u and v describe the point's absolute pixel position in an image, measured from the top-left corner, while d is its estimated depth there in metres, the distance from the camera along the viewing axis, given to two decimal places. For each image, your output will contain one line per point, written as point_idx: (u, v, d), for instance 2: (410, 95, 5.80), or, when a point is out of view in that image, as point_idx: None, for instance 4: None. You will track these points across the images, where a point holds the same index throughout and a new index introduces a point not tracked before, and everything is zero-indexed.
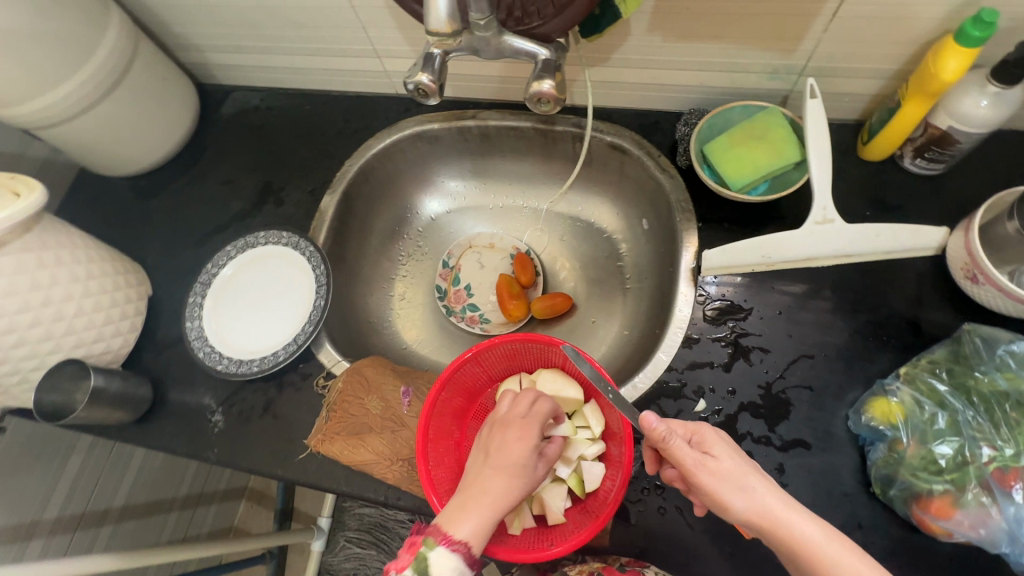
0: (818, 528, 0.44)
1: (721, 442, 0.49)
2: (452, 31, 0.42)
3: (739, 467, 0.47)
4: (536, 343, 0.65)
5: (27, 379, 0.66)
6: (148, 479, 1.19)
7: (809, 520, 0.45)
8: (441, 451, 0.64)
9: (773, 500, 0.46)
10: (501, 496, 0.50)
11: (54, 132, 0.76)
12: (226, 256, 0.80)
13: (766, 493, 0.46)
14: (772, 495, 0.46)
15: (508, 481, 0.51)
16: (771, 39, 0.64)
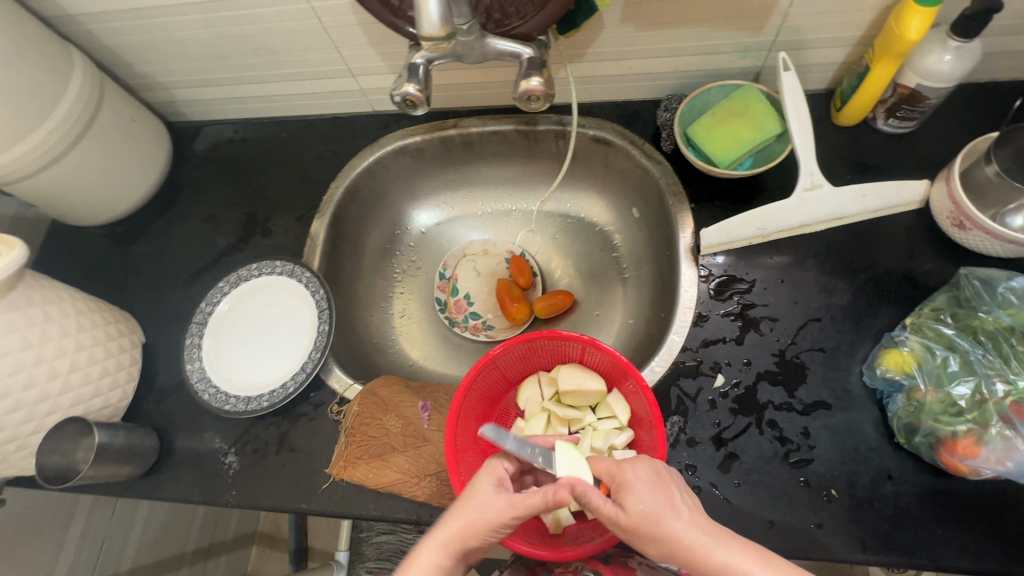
0: (742, 551, 0.44)
1: (638, 481, 0.48)
2: (446, 35, 0.43)
3: (654, 502, 0.47)
4: (552, 340, 0.65)
5: (26, 444, 0.63)
6: (154, 537, 1.14)
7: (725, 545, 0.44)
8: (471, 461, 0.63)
9: (691, 534, 0.45)
10: (460, 529, 0.49)
11: (25, 185, 0.73)
12: (220, 293, 0.77)
13: (682, 530, 0.45)
14: (686, 526, 0.45)
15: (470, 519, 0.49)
16: (740, 19, 0.66)
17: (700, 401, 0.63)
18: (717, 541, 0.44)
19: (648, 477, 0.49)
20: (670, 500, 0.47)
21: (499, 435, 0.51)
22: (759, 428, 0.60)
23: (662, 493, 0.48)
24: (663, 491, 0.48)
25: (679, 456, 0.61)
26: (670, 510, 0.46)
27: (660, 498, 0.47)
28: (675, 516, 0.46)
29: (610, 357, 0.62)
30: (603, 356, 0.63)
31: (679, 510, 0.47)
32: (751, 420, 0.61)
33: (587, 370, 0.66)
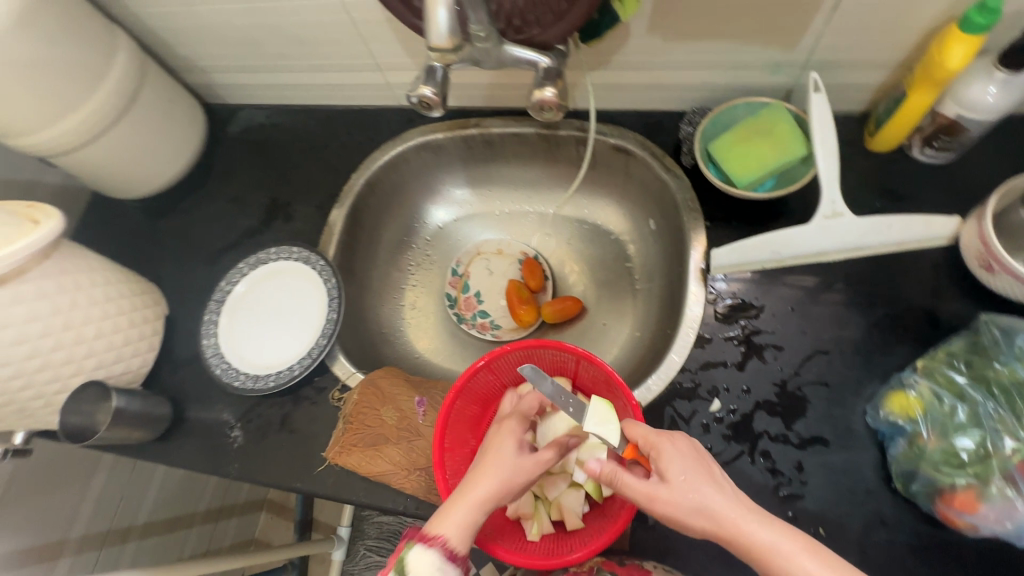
0: (788, 535, 0.44)
1: (678, 454, 0.49)
2: (453, 45, 0.47)
3: (697, 479, 0.47)
4: (549, 349, 0.65)
5: (52, 401, 0.67)
6: (169, 494, 1.20)
7: (770, 524, 0.45)
8: (460, 460, 0.65)
9: (729, 510, 0.45)
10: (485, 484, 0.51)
11: (68, 159, 0.77)
12: (239, 273, 0.81)
13: (724, 505, 0.46)
14: (725, 500, 0.46)
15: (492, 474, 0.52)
16: (773, 35, 0.64)
17: (693, 424, 0.62)
18: (761, 521, 0.45)
19: (686, 452, 0.50)
20: (707, 476, 0.48)
21: (537, 377, 0.53)
22: (752, 457, 0.59)
23: (702, 469, 0.48)
24: (703, 467, 0.48)
25: None
26: (711, 484, 0.47)
27: (699, 472, 0.48)
28: (717, 491, 0.47)
29: (604, 371, 0.62)
30: (598, 370, 0.63)
31: (719, 485, 0.47)
32: (744, 448, 0.60)
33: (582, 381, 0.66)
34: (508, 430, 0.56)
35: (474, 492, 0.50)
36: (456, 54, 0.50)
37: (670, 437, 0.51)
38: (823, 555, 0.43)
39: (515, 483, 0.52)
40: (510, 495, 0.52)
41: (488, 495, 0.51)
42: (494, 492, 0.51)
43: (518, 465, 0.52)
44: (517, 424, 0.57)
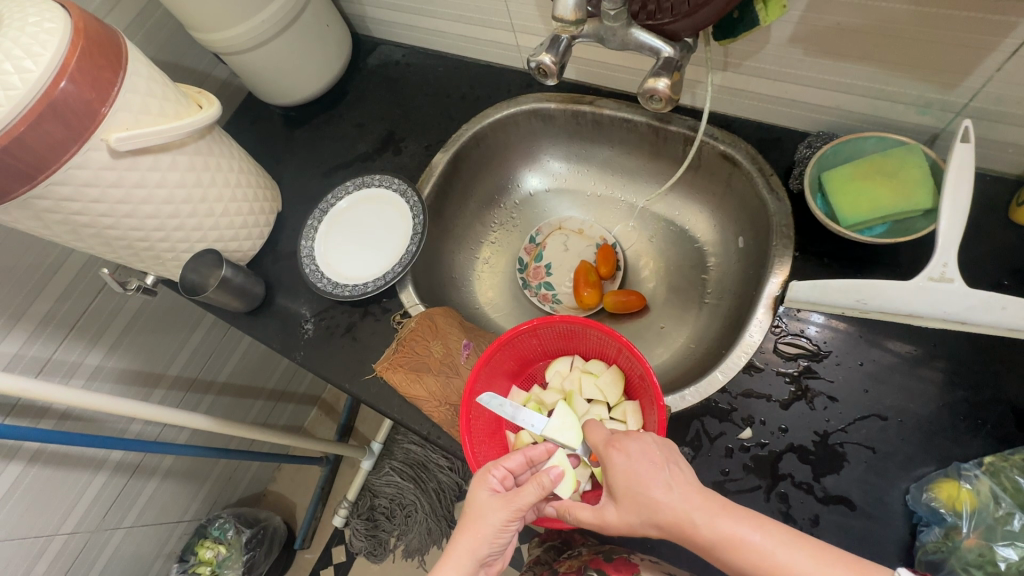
0: (737, 521, 0.46)
1: (626, 464, 0.52)
2: (575, 18, 0.50)
3: (645, 486, 0.49)
4: (595, 331, 0.67)
5: (179, 258, 0.80)
6: (246, 366, 1.39)
7: (719, 517, 0.47)
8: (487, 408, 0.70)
9: (679, 506, 0.48)
10: (467, 540, 0.53)
11: (236, 59, 0.89)
12: (344, 191, 0.90)
13: (669, 504, 0.48)
14: (673, 498, 0.48)
15: (475, 531, 0.53)
16: (930, 69, 0.58)
17: (717, 445, 0.61)
18: (702, 512, 0.47)
19: (635, 454, 0.52)
20: (656, 476, 0.50)
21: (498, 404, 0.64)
22: (767, 494, 0.58)
23: (649, 472, 0.50)
24: (653, 471, 0.50)
25: None
26: (657, 485, 0.49)
27: (647, 475, 0.50)
28: (664, 492, 0.49)
29: (641, 367, 0.63)
30: (636, 365, 0.65)
31: (669, 485, 0.49)
32: (762, 483, 0.59)
33: (618, 372, 0.68)
34: (480, 485, 0.56)
35: (460, 544, 0.53)
36: (576, 27, 0.53)
37: (618, 448, 0.53)
38: (776, 535, 0.45)
39: (502, 525, 0.53)
40: (500, 536, 0.54)
41: (477, 545, 0.53)
42: (481, 542, 0.53)
43: (496, 509, 0.53)
44: (487, 479, 0.56)
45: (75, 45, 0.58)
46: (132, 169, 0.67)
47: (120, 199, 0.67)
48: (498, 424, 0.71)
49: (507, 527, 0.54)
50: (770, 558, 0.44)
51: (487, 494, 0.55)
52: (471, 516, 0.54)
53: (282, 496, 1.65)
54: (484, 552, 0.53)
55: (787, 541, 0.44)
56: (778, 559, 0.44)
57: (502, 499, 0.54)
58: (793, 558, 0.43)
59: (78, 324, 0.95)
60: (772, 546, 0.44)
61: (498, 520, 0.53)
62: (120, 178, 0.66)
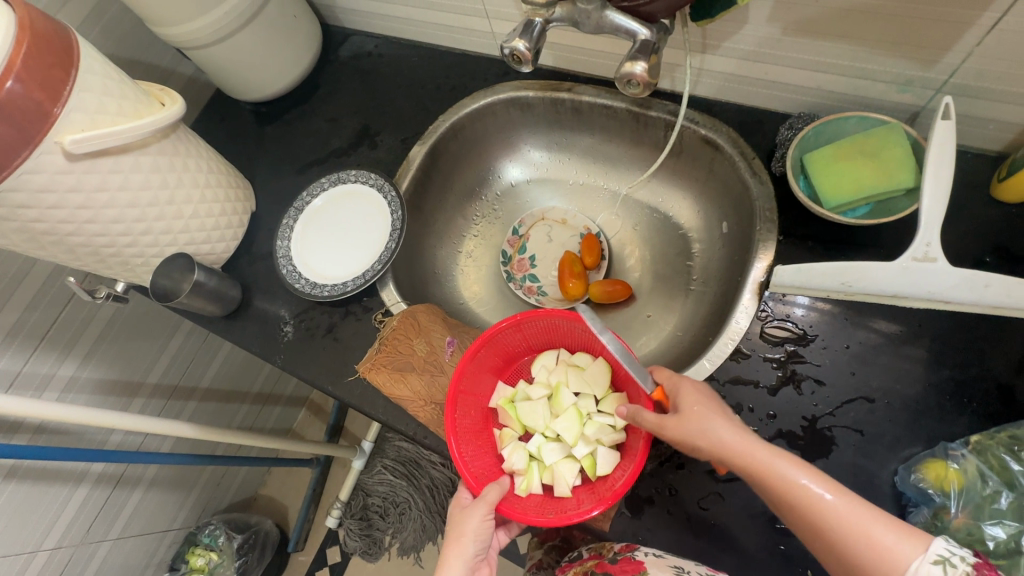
0: (788, 459, 0.48)
1: (691, 393, 0.54)
2: None
3: (706, 412, 0.52)
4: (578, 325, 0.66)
5: (149, 262, 0.77)
6: (230, 370, 1.36)
7: (769, 451, 0.48)
8: (473, 408, 0.69)
9: (736, 438, 0.50)
10: (455, 547, 0.57)
11: (198, 53, 0.86)
12: (320, 187, 0.87)
13: (727, 434, 0.50)
14: (731, 432, 0.51)
15: (459, 539, 0.58)
16: (910, 46, 0.57)
17: None
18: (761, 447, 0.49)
19: (706, 395, 0.54)
20: (713, 410, 0.52)
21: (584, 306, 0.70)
22: None
23: (712, 407, 0.53)
24: (714, 406, 0.53)
25: (663, 477, 0.61)
26: (718, 417, 0.52)
27: (710, 407, 0.53)
28: (725, 425, 0.51)
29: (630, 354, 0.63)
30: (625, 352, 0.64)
31: (728, 418, 0.52)
32: None
33: (603, 363, 0.67)
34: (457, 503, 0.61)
35: (450, 553, 0.57)
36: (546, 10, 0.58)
37: (690, 381, 0.55)
38: (826, 481, 0.46)
39: (481, 523, 0.58)
40: (484, 537, 0.58)
41: (464, 548, 0.57)
42: (466, 545, 0.57)
43: (471, 514, 0.58)
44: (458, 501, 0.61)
45: (20, 43, 0.55)
46: (90, 173, 0.63)
47: (81, 204, 0.64)
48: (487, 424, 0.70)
49: (487, 526, 0.58)
50: (812, 494, 0.46)
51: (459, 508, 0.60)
52: (452, 530, 0.59)
53: (273, 499, 1.63)
54: (470, 552, 0.57)
55: (834, 487, 0.46)
56: (820, 498, 0.45)
57: (473, 504, 0.59)
58: (835, 497, 0.45)
59: (48, 335, 0.92)
60: (819, 489, 0.46)
61: (475, 519, 0.58)
62: (78, 183, 0.63)
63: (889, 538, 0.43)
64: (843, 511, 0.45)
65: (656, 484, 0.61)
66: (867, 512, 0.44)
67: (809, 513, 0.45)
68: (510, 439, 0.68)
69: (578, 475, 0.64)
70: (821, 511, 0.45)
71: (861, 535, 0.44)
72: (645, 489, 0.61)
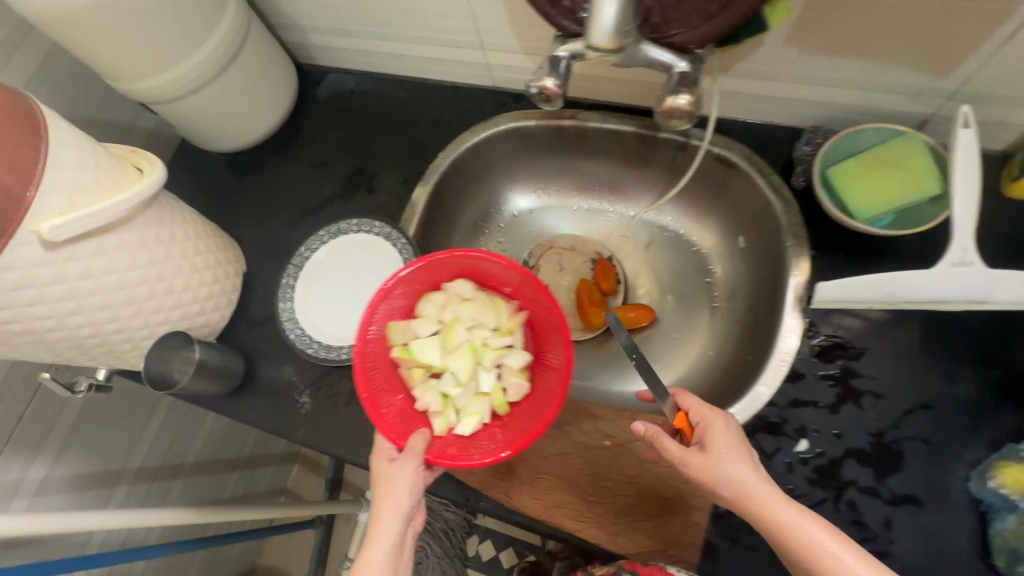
0: (813, 519, 0.49)
1: (722, 433, 0.54)
2: (614, 45, 0.45)
3: (738, 458, 0.52)
4: (446, 254, 0.66)
5: (139, 346, 0.69)
6: (217, 439, 1.25)
7: (795, 510, 0.49)
8: (369, 354, 0.65)
9: (762, 489, 0.51)
10: (387, 504, 0.55)
11: (167, 106, 0.78)
12: (319, 240, 0.81)
13: (751, 483, 0.51)
14: (756, 482, 0.51)
15: (390, 497, 0.55)
16: (925, 59, 0.58)
17: (776, 462, 0.60)
18: (785, 504, 0.50)
19: (733, 438, 0.54)
20: (743, 454, 0.53)
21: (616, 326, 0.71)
22: (835, 506, 0.57)
23: (743, 453, 0.53)
24: (744, 451, 0.53)
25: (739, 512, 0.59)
26: (746, 466, 0.52)
27: (740, 454, 0.53)
28: (752, 474, 0.52)
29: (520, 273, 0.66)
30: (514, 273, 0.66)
31: (754, 465, 0.52)
32: (828, 495, 0.58)
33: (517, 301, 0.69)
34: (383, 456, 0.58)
35: (383, 511, 0.55)
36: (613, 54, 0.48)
37: (720, 421, 0.55)
38: (847, 542, 0.48)
39: (414, 475, 0.56)
40: (416, 491, 0.56)
41: (396, 503, 0.55)
42: (399, 499, 0.55)
43: (402, 470, 0.56)
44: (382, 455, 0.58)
45: None
46: (72, 260, 0.55)
47: (63, 296, 0.56)
48: (394, 373, 0.66)
49: (418, 479, 0.56)
50: (832, 554, 0.47)
51: (387, 463, 0.57)
52: (383, 487, 0.56)
53: (274, 568, 1.51)
54: (405, 505, 0.55)
55: (853, 550, 0.47)
56: (842, 560, 0.46)
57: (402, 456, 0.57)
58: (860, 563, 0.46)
59: (15, 436, 0.81)
60: (838, 551, 0.47)
61: (406, 474, 0.56)
62: (59, 273, 0.55)
63: None
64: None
65: (732, 521, 0.59)
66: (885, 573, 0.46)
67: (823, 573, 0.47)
68: (419, 381, 0.65)
69: (489, 409, 0.64)
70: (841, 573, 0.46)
71: None
72: (723, 527, 0.59)
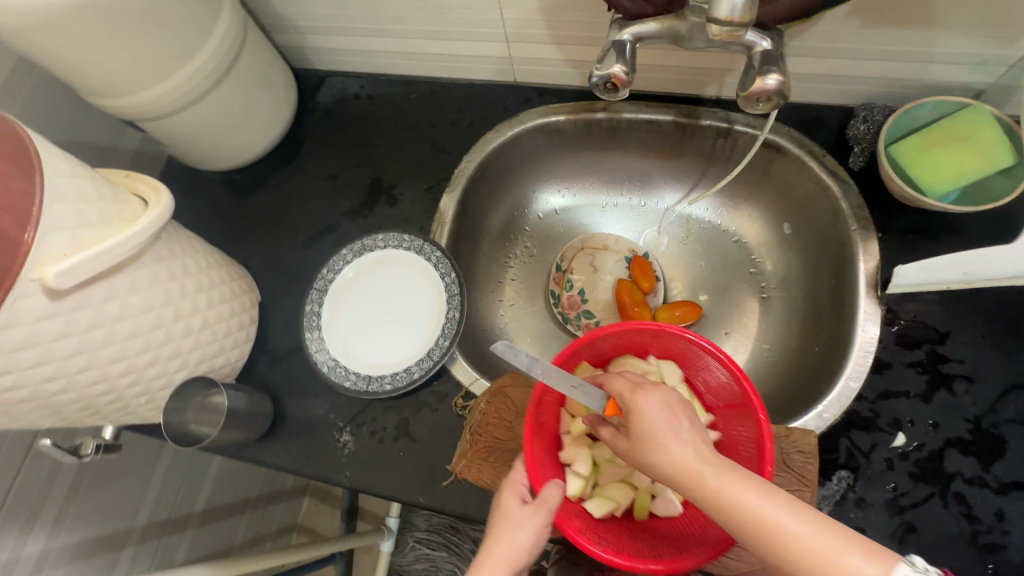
0: (740, 482, 0.40)
1: (651, 411, 0.44)
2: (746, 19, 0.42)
3: (658, 433, 0.43)
4: (686, 338, 0.58)
5: (155, 398, 0.60)
6: (225, 482, 1.15)
7: (715, 472, 0.40)
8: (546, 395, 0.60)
9: (688, 460, 0.41)
10: (500, 548, 0.49)
11: (158, 124, 0.69)
12: (342, 259, 0.73)
13: (677, 457, 0.42)
14: (682, 453, 0.42)
15: (509, 542, 0.49)
16: (993, 26, 0.56)
17: (874, 459, 0.57)
18: (708, 470, 0.40)
19: (660, 410, 0.44)
20: (657, 423, 0.43)
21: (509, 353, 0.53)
22: (944, 500, 0.54)
23: (667, 425, 0.43)
24: (671, 425, 0.43)
25: (845, 518, 0.55)
26: (671, 437, 0.43)
27: (664, 426, 0.43)
28: (678, 446, 0.42)
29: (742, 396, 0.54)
30: (736, 393, 0.56)
31: (678, 435, 0.43)
32: (934, 490, 0.55)
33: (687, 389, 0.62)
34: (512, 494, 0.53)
35: (495, 551, 0.49)
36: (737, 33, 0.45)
37: (647, 396, 0.45)
38: (779, 498, 0.39)
39: (540, 529, 0.50)
40: (538, 547, 0.50)
41: (513, 553, 0.49)
42: (518, 549, 0.49)
43: (531, 518, 0.50)
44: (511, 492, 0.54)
45: None
46: (81, 308, 0.47)
47: (72, 351, 0.48)
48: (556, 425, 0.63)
49: (544, 535, 0.50)
50: (763, 518, 0.38)
51: (516, 504, 0.52)
52: (504, 528, 0.50)
53: None
54: (522, 559, 0.49)
55: (789, 511, 0.38)
56: (768, 518, 0.38)
57: (536, 504, 0.51)
58: (789, 520, 0.38)
59: (5, 511, 0.70)
60: (776, 513, 0.38)
61: (534, 525, 0.50)
62: (68, 325, 0.46)
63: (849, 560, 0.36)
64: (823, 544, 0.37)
65: None
66: (817, 529, 0.37)
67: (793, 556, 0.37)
68: (578, 439, 0.61)
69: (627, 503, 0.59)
70: (771, 538, 0.38)
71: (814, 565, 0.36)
72: None
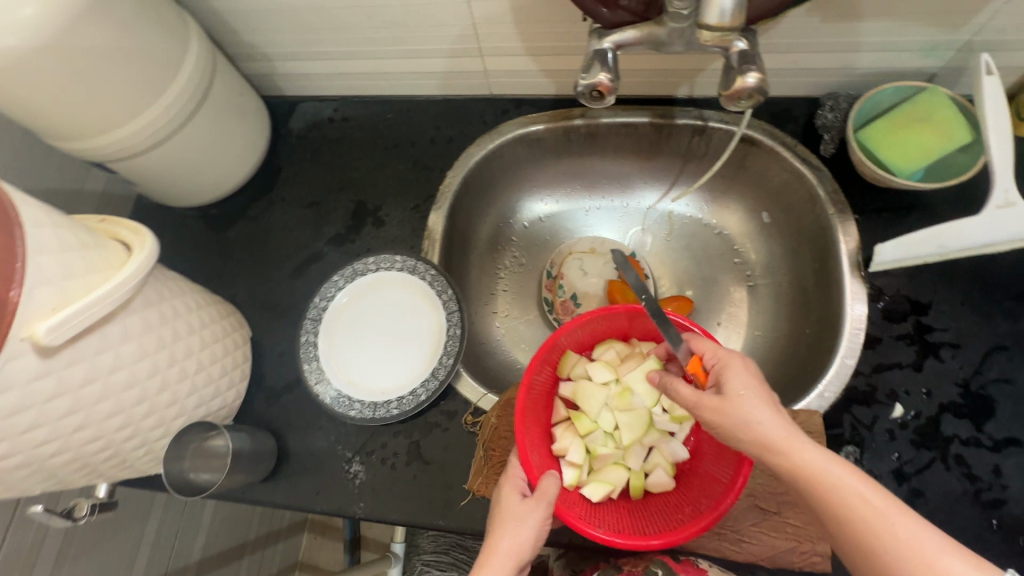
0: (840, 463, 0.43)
1: (742, 376, 0.48)
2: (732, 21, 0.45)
3: (750, 395, 0.47)
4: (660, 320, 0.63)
5: (153, 449, 0.57)
6: (221, 527, 1.10)
7: (823, 453, 0.44)
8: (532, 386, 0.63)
9: (779, 432, 0.45)
10: (504, 543, 0.50)
11: (129, 164, 0.66)
12: (334, 286, 0.72)
13: (770, 426, 0.45)
14: (774, 425, 0.46)
15: (513, 535, 0.51)
16: (942, 14, 0.60)
17: (877, 430, 0.59)
18: (810, 448, 0.44)
19: (750, 380, 0.48)
20: (736, 390, 0.47)
21: None
22: (945, 463, 0.57)
23: (763, 396, 0.47)
24: (762, 395, 0.47)
25: None
26: (764, 408, 0.46)
27: (754, 394, 0.47)
28: (770, 416, 0.46)
29: None
30: None
31: (773, 405, 0.47)
32: (935, 454, 0.57)
33: None
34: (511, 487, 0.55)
35: (501, 544, 0.50)
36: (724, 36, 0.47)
37: (737, 370, 0.49)
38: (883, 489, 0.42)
39: (541, 521, 0.52)
40: (539, 539, 0.52)
41: (516, 545, 0.50)
42: (521, 541, 0.51)
43: (532, 511, 0.52)
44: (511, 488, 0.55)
45: None
46: (72, 364, 0.45)
47: (66, 410, 0.45)
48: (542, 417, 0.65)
49: (544, 527, 0.53)
50: (856, 498, 0.41)
51: (517, 499, 0.54)
52: (505, 523, 0.52)
53: None
54: (523, 552, 0.51)
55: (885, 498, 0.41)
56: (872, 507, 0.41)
57: (534, 497, 0.53)
58: (893, 509, 0.40)
59: None
60: (875, 499, 0.41)
61: (535, 519, 0.52)
62: (60, 383, 0.44)
63: (947, 558, 0.38)
64: (914, 534, 0.39)
65: None
66: (922, 530, 0.39)
67: (874, 536, 0.40)
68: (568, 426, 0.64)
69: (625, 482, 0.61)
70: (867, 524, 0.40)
71: (910, 553, 0.39)
72: None
